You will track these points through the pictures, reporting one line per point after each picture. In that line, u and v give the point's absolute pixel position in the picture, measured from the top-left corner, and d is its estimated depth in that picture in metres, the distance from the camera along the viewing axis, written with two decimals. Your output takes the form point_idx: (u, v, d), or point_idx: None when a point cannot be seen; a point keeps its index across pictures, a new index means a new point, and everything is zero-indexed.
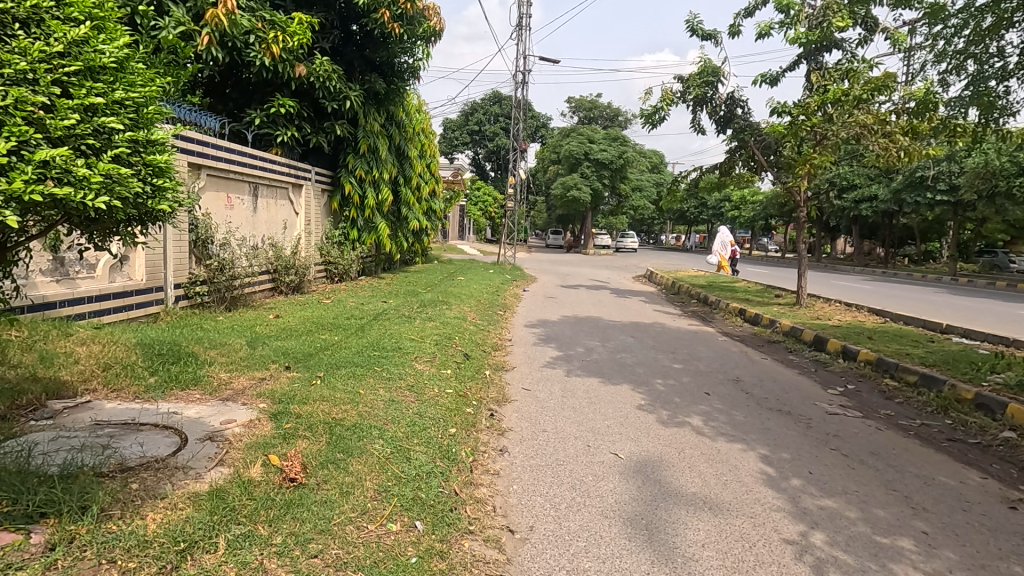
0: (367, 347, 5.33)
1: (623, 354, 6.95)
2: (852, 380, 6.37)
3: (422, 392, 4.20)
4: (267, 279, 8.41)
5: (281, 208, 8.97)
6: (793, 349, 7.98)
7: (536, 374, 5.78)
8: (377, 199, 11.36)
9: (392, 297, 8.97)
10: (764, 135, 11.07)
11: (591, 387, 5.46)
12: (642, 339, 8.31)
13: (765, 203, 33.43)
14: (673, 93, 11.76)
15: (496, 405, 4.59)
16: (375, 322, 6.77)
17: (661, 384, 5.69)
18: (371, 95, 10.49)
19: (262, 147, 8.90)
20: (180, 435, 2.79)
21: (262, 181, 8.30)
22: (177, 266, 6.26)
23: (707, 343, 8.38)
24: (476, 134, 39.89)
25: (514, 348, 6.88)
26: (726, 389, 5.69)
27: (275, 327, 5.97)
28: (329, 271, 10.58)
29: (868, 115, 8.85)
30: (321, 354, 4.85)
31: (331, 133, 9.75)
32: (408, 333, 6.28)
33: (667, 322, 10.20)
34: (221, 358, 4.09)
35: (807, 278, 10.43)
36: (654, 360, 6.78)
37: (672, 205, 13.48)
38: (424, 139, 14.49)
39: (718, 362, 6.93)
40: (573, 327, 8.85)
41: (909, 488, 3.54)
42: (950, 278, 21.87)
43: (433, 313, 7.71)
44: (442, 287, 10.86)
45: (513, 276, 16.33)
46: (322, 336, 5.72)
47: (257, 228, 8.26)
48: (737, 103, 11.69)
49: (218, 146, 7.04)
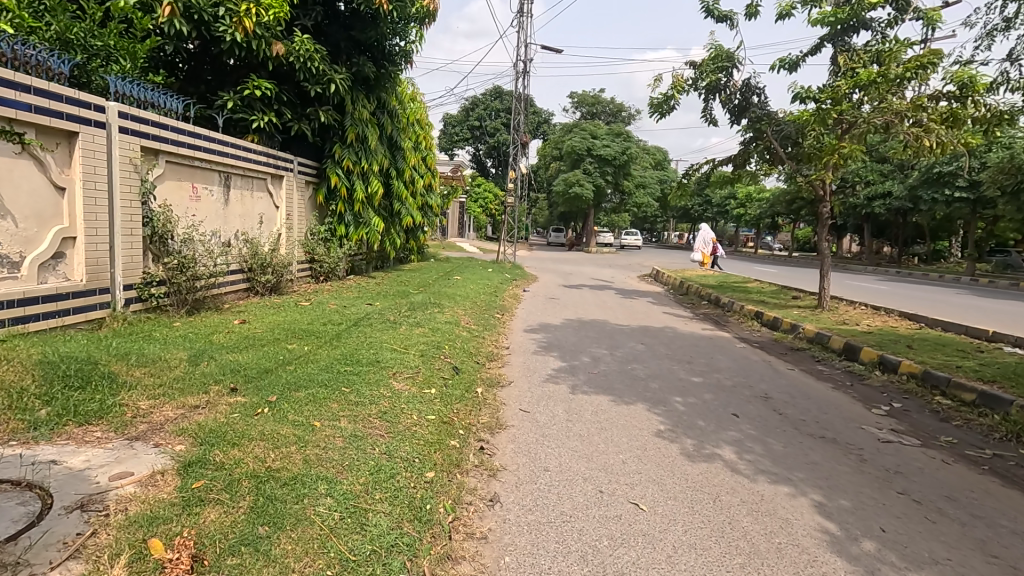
0: (336, 361, 4.56)
1: (634, 365, 6.17)
2: (897, 397, 5.58)
3: (396, 422, 3.42)
4: (241, 279, 7.66)
5: (258, 201, 8.20)
6: (821, 358, 7.19)
7: (535, 391, 5.00)
8: (366, 194, 10.59)
9: (379, 299, 8.20)
10: (783, 125, 10.24)
11: (600, 407, 4.68)
12: (653, 345, 7.52)
13: (772, 200, 32.58)
14: (684, 80, 10.95)
15: (487, 435, 3.80)
16: (354, 329, 6.00)
17: (680, 403, 4.91)
18: (360, 79, 9.71)
19: (236, 133, 8.11)
20: (43, 501, 2.02)
21: (235, 171, 7.52)
22: (127, 264, 5.50)
23: (724, 351, 7.59)
24: (476, 129, 39.10)
25: (511, 359, 6.09)
26: (756, 409, 4.90)
27: (237, 335, 5.22)
28: (313, 270, 9.83)
29: (903, 101, 8.04)
30: (278, 371, 4.07)
31: (315, 120, 8.95)
32: (391, 342, 5.50)
33: (679, 326, 9.41)
34: (147, 380, 3.31)
35: (830, 280, 9.63)
36: (669, 372, 6.00)
37: (682, 200, 12.68)
38: (418, 130, 13.73)
39: (741, 374, 6.14)
40: (578, 332, 8.06)
41: (1011, 553, 2.77)
42: (967, 278, 21.09)
43: (422, 317, 6.93)
44: (436, 288, 10.11)
45: (513, 275, 15.55)
46: (289, 346, 4.95)
47: (229, 223, 7.49)
48: (753, 91, 10.87)
49: (179, 131, 6.26)
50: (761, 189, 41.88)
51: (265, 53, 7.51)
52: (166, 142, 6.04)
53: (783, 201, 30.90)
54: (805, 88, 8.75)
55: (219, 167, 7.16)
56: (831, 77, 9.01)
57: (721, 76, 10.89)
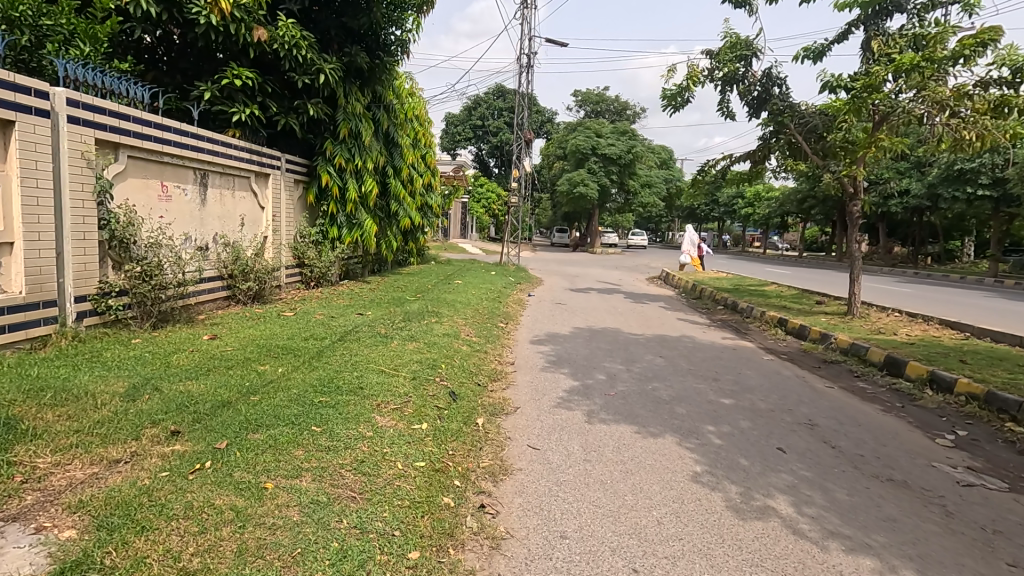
0: (311, 389, 3.86)
1: (655, 385, 5.46)
2: (960, 423, 4.86)
3: (375, 477, 2.73)
4: (220, 288, 7.01)
5: (241, 201, 7.54)
6: (860, 373, 6.49)
7: (545, 420, 4.30)
8: (361, 194, 9.91)
9: (371, 308, 7.50)
10: (807, 117, 9.52)
11: (622, 441, 3.97)
12: (672, 359, 6.81)
13: (782, 199, 31.82)
14: (699, 71, 10.25)
15: (488, 485, 3.11)
16: (338, 344, 5.30)
17: (715, 435, 4.21)
18: (352, 70, 9.03)
19: (216, 127, 7.43)
20: None
21: (213, 168, 6.85)
22: (80, 273, 4.83)
23: (752, 364, 6.86)
24: (478, 129, 38.44)
25: (516, 379, 5.38)
26: (804, 442, 4.18)
27: (203, 354, 4.55)
28: (303, 275, 9.18)
29: (946, 88, 7.31)
30: (239, 403, 3.39)
31: (303, 114, 8.26)
32: (379, 362, 4.80)
33: (697, 334, 8.70)
34: (58, 427, 2.63)
35: (860, 284, 8.90)
36: (696, 393, 5.29)
37: (696, 199, 11.98)
38: (417, 127, 13.05)
39: (777, 395, 5.42)
40: (589, 343, 7.36)
41: None
42: (989, 279, 20.32)
43: (417, 329, 6.24)
44: (435, 294, 9.42)
45: (517, 278, 14.87)
46: (259, 369, 4.26)
47: (207, 225, 6.82)
48: (774, 81, 10.14)
49: (146, 123, 5.60)
50: (770, 188, 41.10)
51: (245, 39, 6.84)
52: (129, 134, 5.38)
53: (794, 200, 30.13)
54: (835, 76, 8.03)
55: (194, 163, 6.50)
56: (862, 64, 8.30)
57: (740, 66, 10.18)
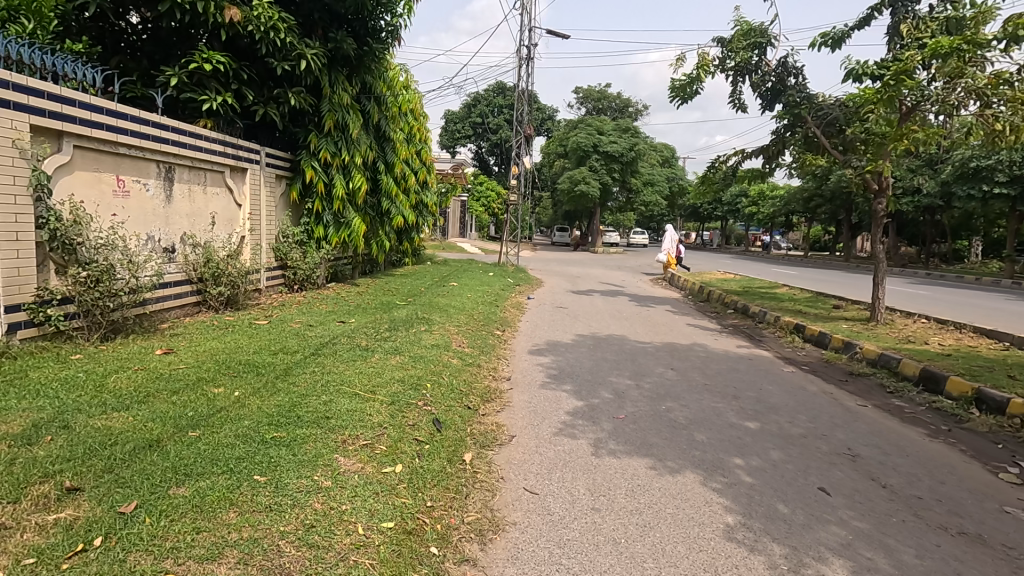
0: (266, 420, 3.23)
1: (670, 406, 4.84)
2: (1021, 453, 4.24)
3: (324, 555, 2.11)
4: (189, 293, 6.39)
5: (214, 198, 6.92)
6: (894, 389, 5.87)
7: (545, 453, 3.67)
8: (349, 191, 9.27)
9: (355, 314, 6.88)
10: (826, 109, 8.89)
11: (636, 479, 3.35)
12: (685, 372, 6.19)
13: (787, 198, 31.17)
14: (710, 59, 9.62)
15: (473, 550, 2.50)
16: (311, 360, 4.67)
17: (744, 470, 3.59)
18: (339, 58, 8.40)
19: (186, 117, 6.81)
20: None
21: (180, 161, 6.22)
22: (11, 280, 4.21)
23: (772, 378, 6.23)
24: (478, 126, 37.85)
25: (513, 399, 4.76)
26: (850, 479, 3.56)
27: (148, 373, 3.93)
28: (286, 277, 8.58)
29: (985, 75, 6.68)
30: (171, 443, 2.78)
31: (284, 104, 7.64)
32: (355, 382, 4.17)
33: (708, 342, 8.07)
34: None
35: (885, 288, 8.26)
36: (716, 416, 4.67)
37: (704, 196, 11.34)
38: (412, 121, 12.43)
39: (807, 417, 4.80)
40: (593, 353, 6.73)
41: None
42: (1006, 280, 19.72)
43: (403, 340, 5.61)
44: (427, 298, 8.80)
45: (516, 280, 14.25)
46: (211, 394, 3.64)
47: (173, 224, 6.19)
48: (789, 71, 9.50)
49: (96, 108, 4.97)
50: (774, 187, 40.46)
51: (215, 19, 6.22)
52: (75, 121, 4.75)
53: (800, 199, 29.51)
54: (861, 63, 7.39)
55: (158, 156, 5.89)
56: (890, 50, 7.66)
57: (755, 54, 9.53)
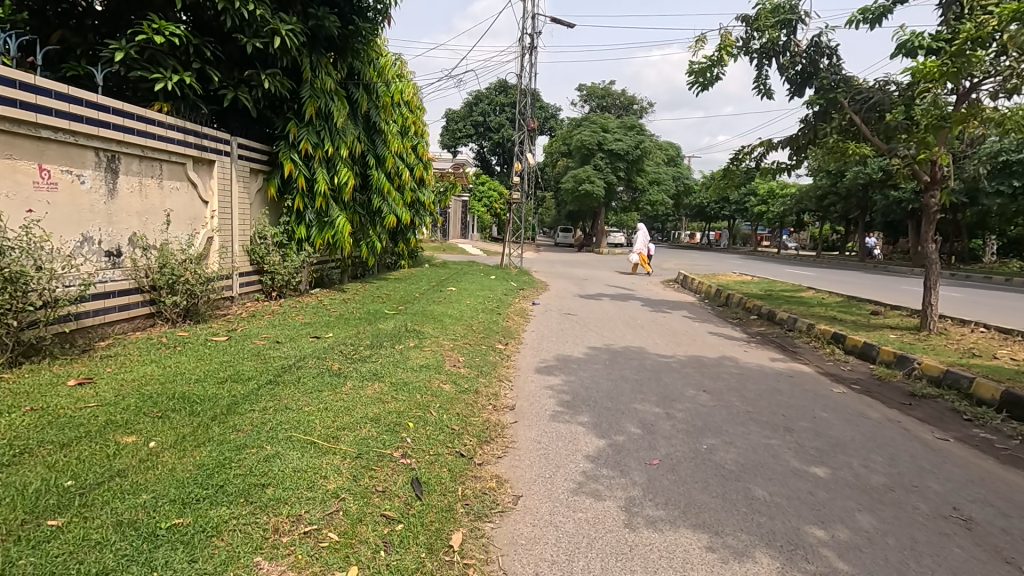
0: (172, 494, 2.30)
1: (712, 446, 3.90)
2: None
3: None
4: (139, 303, 5.48)
5: (173, 193, 6.00)
6: (973, 414, 4.94)
7: (563, 525, 2.76)
8: (334, 187, 8.35)
9: (334, 326, 5.96)
10: (867, 92, 7.94)
11: (691, 571, 2.43)
12: (721, 395, 5.25)
13: (799, 196, 30.18)
14: (733, 40, 8.66)
15: None
16: (265, 391, 3.73)
17: (833, 550, 2.66)
18: (320, 37, 7.48)
19: (139, 100, 5.90)
20: None
21: (126, 149, 5.31)
22: None
23: (824, 401, 5.30)
24: (478, 125, 37.03)
25: (517, 437, 3.84)
26: (979, 563, 2.62)
27: (37, 416, 2.99)
28: (263, 283, 7.71)
29: None
30: (5, 549, 1.86)
31: (257, 87, 6.74)
32: (315, 424, 3.23)
33: (738, 355, 7.12)
34: None
35: (938, 293, 7.31)
36: (773, 459, 3.73)
37: (725, 192, 10.38)
38: (405, 112, 11.54)
39: (884, 459, 3.85)
40: (610, 371, 5.81)
41: None
42: None
43: (385, 361, 4.70)
44: (421, 305, 7.89)
45: (519, 283, 13.34)
46: (113, 448, 2.70)
47: (118, 223, 5.27)
48: (822, 52, 8.55)
49: (6, 80, 4.06)
50: (783, 187, 39.44)
51: None
52: None
53: (814, 197, 28.54)
54: (915, 35, 6.63)
55: (97, 143, 4.98)
56: (946, 20, 6.74)
57: (783, 33, 8.55)
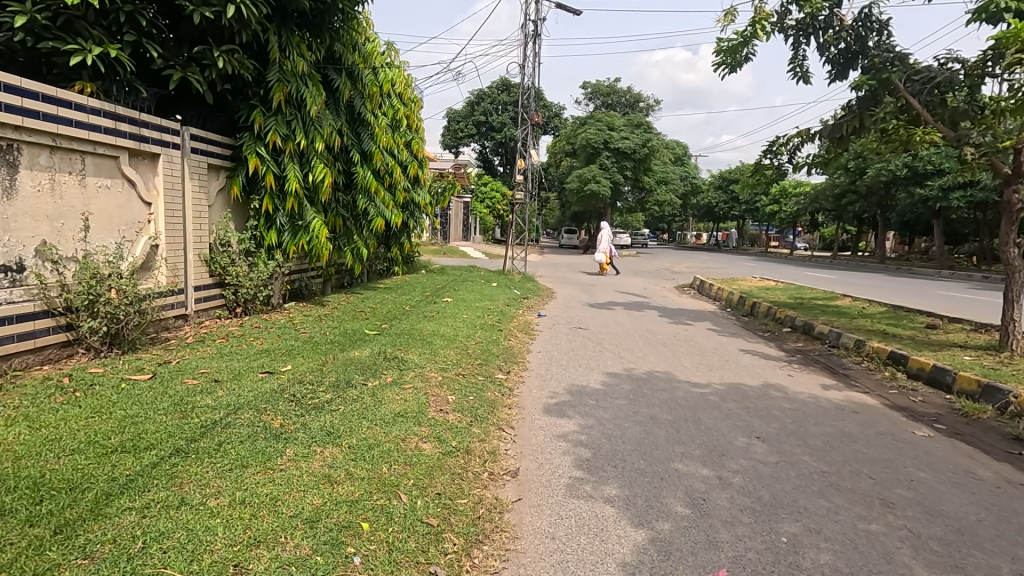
0: None
1: (795, 541, 2.77)
2: None
3: None
4: (51, 329, 4.42)
5: (100, 193, 4.93)
6: None
7: None
8: (310, 186, 7.26)
9: (297, 355, 4.88)
10: (927, 72, 6.84)
11: None
12: (779, 442, 4.13)
13: (815, 194, 28.92)
14: (768, 13, 7.54)
15: None
16: (166, 466, 2.64)
17: None
18: (290, 10, 6.38)
19: (58, 79, 4.84)
20: None
21: (29, 138, 4.23)
22: None
23: (911, 449, 4.17)
24: (480, 124, 35.99)
25: (520, 530, 2.73)
26: None
27: None
28: (227, 298, 6.66)
29: None
30: None
31: (209, 66, 5.64)
32: (215, 539, 2.13)
33: (784, 382, 5.98)
34: None
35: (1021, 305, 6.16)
36: (886, 565, 2.60)
37: (754, 189, 9.22)
38: (398, 105, 10.46)
39: None
40: (636, 409, 4.68)
41: None
42: None
43: (348, 409, 3.60)
44: (409, 322, 6.80)
45: (523, 290, 12.24)
46: None
47: (19, 230, 4.21)
48: (870, 27, 7.40)
49: None
50: (795, 186, 38.15)
51: None
52: None
53: (831, 197, 27.32)
54: None
55: None
56: None
57: (826, 6, 7.41)
